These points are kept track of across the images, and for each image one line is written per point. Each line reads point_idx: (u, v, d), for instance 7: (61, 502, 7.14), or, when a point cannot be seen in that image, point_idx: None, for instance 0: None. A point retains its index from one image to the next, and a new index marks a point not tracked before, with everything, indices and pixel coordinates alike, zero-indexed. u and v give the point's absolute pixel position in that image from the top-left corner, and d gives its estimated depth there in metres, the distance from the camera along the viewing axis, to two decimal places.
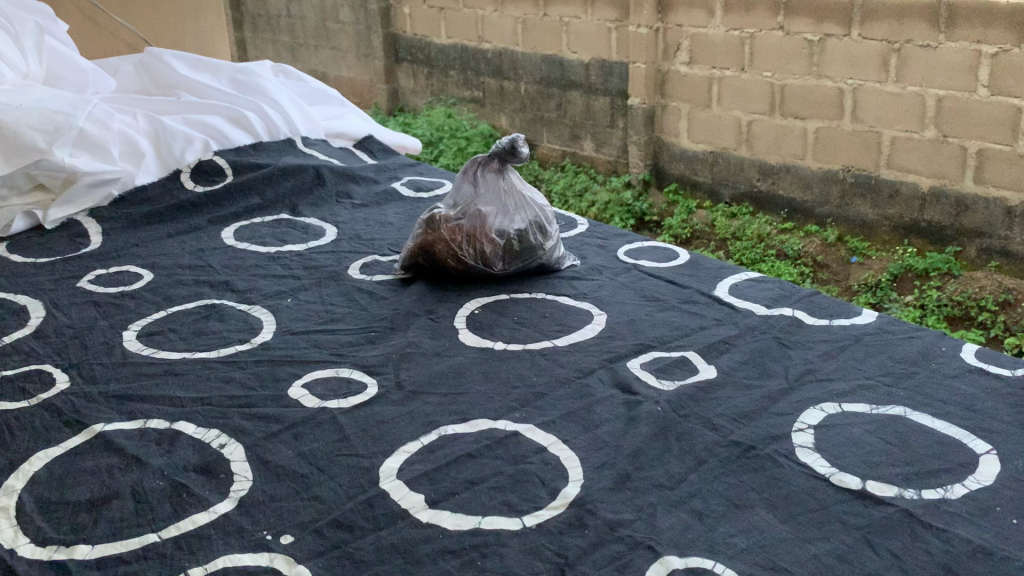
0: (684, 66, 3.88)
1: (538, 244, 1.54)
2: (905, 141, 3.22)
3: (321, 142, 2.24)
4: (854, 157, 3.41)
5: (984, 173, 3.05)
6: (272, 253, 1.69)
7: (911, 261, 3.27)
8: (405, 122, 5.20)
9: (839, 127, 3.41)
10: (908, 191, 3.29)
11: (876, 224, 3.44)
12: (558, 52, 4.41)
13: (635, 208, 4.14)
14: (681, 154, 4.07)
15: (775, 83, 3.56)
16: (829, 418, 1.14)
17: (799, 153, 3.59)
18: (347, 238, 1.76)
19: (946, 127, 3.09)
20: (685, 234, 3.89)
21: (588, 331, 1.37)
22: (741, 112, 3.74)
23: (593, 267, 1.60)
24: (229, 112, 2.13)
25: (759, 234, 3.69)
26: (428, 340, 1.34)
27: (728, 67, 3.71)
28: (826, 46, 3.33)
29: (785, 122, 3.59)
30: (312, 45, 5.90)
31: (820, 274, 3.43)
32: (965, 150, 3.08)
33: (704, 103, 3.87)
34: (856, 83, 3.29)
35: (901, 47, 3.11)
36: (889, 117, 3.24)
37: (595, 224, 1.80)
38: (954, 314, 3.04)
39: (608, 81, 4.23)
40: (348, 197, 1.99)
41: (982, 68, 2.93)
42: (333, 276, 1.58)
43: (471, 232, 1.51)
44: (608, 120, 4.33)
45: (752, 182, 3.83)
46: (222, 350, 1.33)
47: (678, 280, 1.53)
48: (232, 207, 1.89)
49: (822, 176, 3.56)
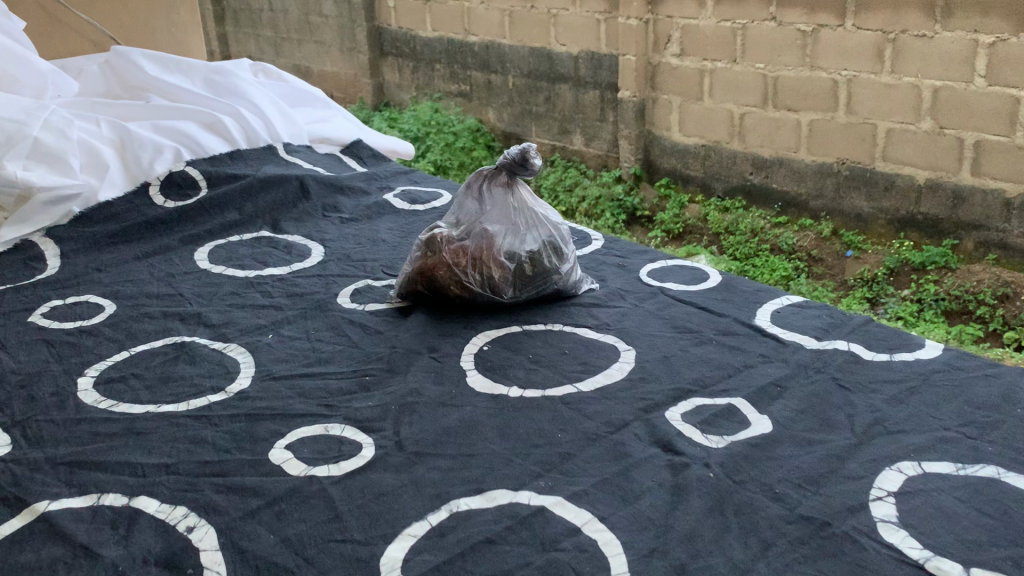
0: (675, 58, 3.70)
1: (551, 268, 1.36)
2: (901, 133, 3.09)
3: (304, 148, 2.05)
4: (847, 149, 3.27)
5: (981, 164, 2.93)
6: (251, 278, 1.50)
7: (906, 254, 3.13)
8: (391, 116, 5.00)
9: (833, 120, 3.26)
10: (904, 183, 3.15)
11: (872, 217, 3.30)
12: (546, 45, 4.22)
13: (627, 203, 3.96)
14: (672, 148, 3.89)
15: (768, 75, 3.39)
16: (910, 483, 0.96)
17: (794, 146, 3.44)
18: (336, 258, 1.58)
19: (943, 118, 2.97)
20: (677, 229, 3.77)
21: (616, 372, 1.18)
22: (733, 105, 3.57)
23: (614, 291, 1.42)
24: (202, 116, 1.94)
25: (752, 228, 3.53)
26: (432, 386, 1.15)
27: (719, 59, 3.54)
28: (820, 37, 3.18)
29: (778, 115, 3.42)
30: (294, 39, 5.69)
31: (814, 268, 3.31)
32: (962, 141, 2.96)
33: (695, 96, 3.69)
34: (850, 74, 3.15)
35: (896, 37, 2.98)
36: (884, 109, 3.10)
37: (613, 240, 1.62)
38: (951, 309, 2.93)
39: (597, 74, 4.05)
40: (336, 210, 1.80)
41: (979, 59, 2.82)
42: (320, 306, 1.40)
43: (476, 256, 1.33)
44: (597, 114, 4.15)
45: (745, 176, 3.67)
46: (192, 401, 1.15)
47: (712, 306, 1.35)
48: (207, 224, 1.70)
49: (817, 169, 3.40)
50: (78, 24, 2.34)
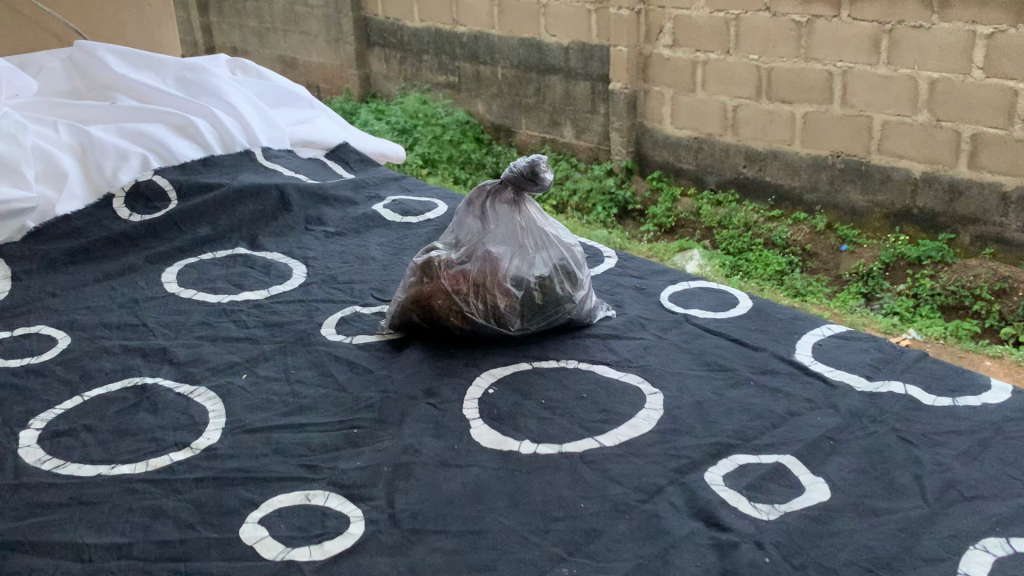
0: (667, 49, 3.55)
1: (563, 296, 1.20)
2: (896, 126, 2.96)
3: (285, 154, 1.88)
4: (842, 143, 3.14)
5: (978, 158, 2.81)
6: (224, 305, 1.34)
7: (902, 248, 3.03)
8: (378, 108, 4.82)
9: (828, 112, 3.13)
10: (899, 177, 3.03)
11: (868, 211, 3.16)
12: (536, 35, 4.05)
13: (618, 197, 3.83)
14: (664, 140, 3.74)
15: (762, 66, 3.25)
16: (1000, 566, 0.81)
17: (787, 139, 3.29)
18: (320, 280, 1.42)
19: (940, 110, 2.84)
20: (670, 223, 3.65)
21: (643, 422, 1.03)
22: (726, 97, 3.42)
23: (633, 319, 1.26)
24: (174, 118, 1.77)
25: (745, 222, 3.43)
26: (431, 441, 1.00)
27: (712, 50, 3.39)
28: (815, 28, 3.04)
29: (773, 107, 3.28)
30: (279, 29, 5.50)
31: (809, 262, 3.21)
32: (959, 134, 2.83)
33: (687, 87, 3.54)
34: (845, 65, 3.02)
35: (893, 27, 2.85)
36: (880, 101, 2.97)
37: (628, 258, 1.46)
38: (947, 304, 2.83)
39: (588, 65, 3.89)
40: (320, 222, 1.64)
41: (977, 50, 2.69)
42: (302, 338, 1.24)
43: (478, 283, 1.18)
44: (588, 106, 3.98)
45: (738, 169, 3.52)
46: (151, 461, 0.99)
47: (745, 339, 1.20)
48: (176, 240, 1.54)
49: (811, 162, 3.26)
50: (38, 16, 2.15)
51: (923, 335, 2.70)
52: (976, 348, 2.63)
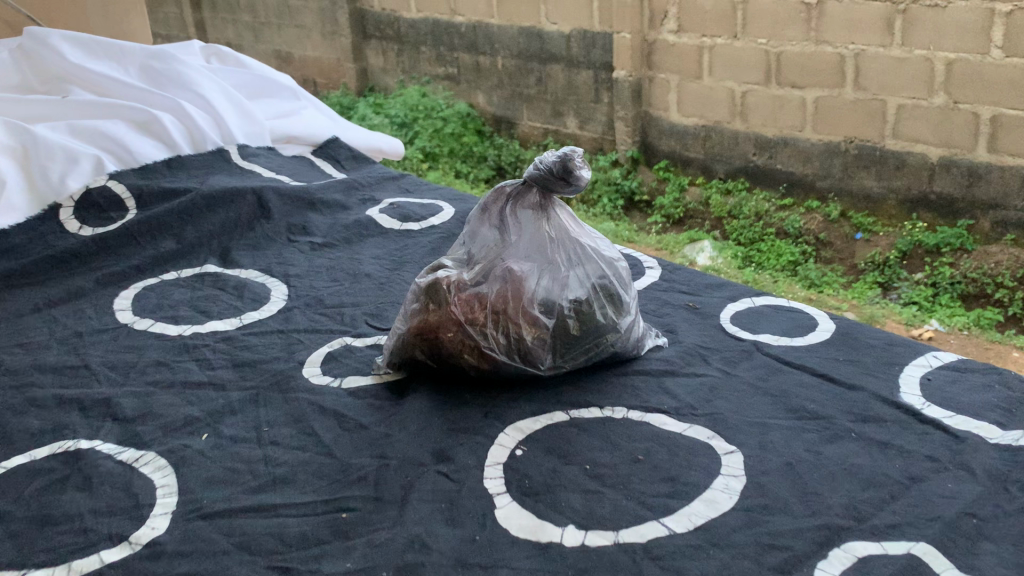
0: (672, 35, 3.29)
1: (605, 324, 0.96)
2: (912, 109, 2.73)
3: (265, 152, 1.64)
4: (856, 128, 2.90)
5: (999, 142, 2.59)
6: (187, 339, 1.09)
7: (920, 234, 2.81)
8: (375, 102, 4.57)
9: (840, 97, 2.89)
10: (916, 162, 2.80)
11: (883, 197, 2.93)
12: (537, 23, 3.79)
13: (624, 187, 3.58)
14: (670, 129, 3.48)
15: (770, 51, 3.01)
16: None
17: (798, 125, 3.05)
18: (304, 303, 1.17)
19: (957, 92, 2.61)
20: (678, 214, 3.42)
21: (722, 497, 0.79)
22: (734, 83, 3.17)
23: (689, 349, 1.02)
24: (134, 113, 1.52)
25: (756, 212, 3.19)
26: (445, 530, 0.75)
27: (719, 34, 3.14)
28: (825, 9, 2.80)
29: (782, 92, 3.04)
30: (274, 24, 5.24)
31: (823, 252, 3.01)
32: (977, 116, 2.61)
33: (693, 73, 3.28)
34: (857, 48, 2.78)
35: (906, 7, 2.62)
36: (895, 84, 2.74)
37: (674, 269, 1.22)
38: (968, 292, 2.68)
39: (590, 53, 3.63)
40: (304, 231, 1.39)
41: (996, 28, 2.47)
42: (281, 382, 0.99)
43: (497, 310, 0.93)
44: (591, 95, 3.72)
45: (748, 157, 3.27)
46: (75, 563, 0.74)
47: (834, 376, 0.96)
48: (135, 257, 1.30)
49: (823, 149, 3.02)
50: None
51: (947, 326, 2.55)
52: (1002, 339, 2.48)
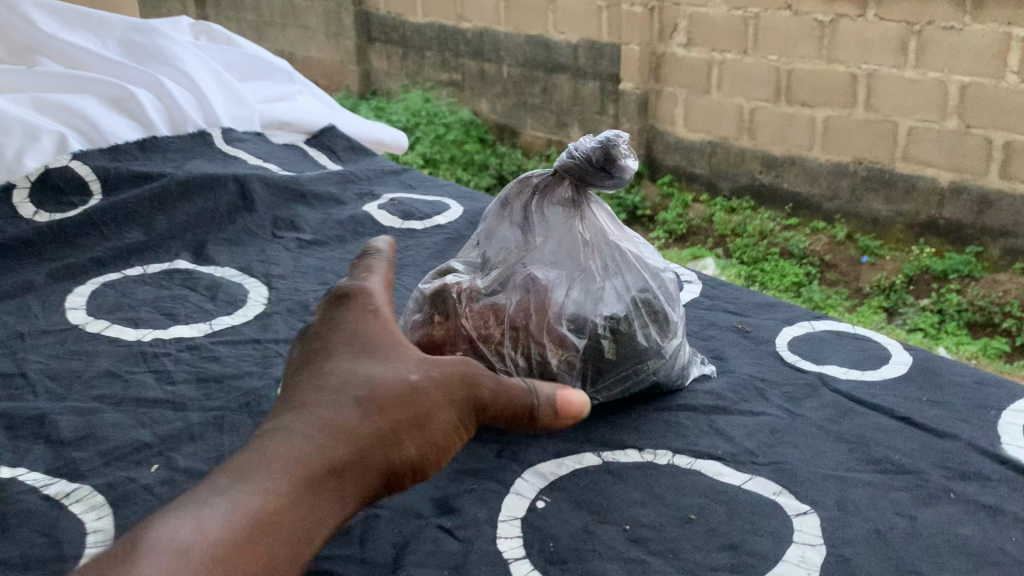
0: (681, 49, 3.16)
1: (645, 347, 0.79)
2: (923, 132, 2.61)
3: (253, 138, 1.48)
4: (866, 149, 2.76)
5: (1011, 169, 2.47)
6: (146, 346, 0.93)
7: (926, 260, 2.68)
8: (377, 106, 4.41)
9: (851, 118, 2.76)
10: (926, 187, 2.67)
11: (891, 221, 2.79)
12: (543, 32, 3.64)
13: (626, 201, 3.38)
14: (676, 145, 3.32)
15: (781, 68, 2.88)
16: None
17: (807, 144, 2.91)
18: (286, 309, 1.01)
19: (970, 116, 2.50)
20: (681, 230, 3.21)
21: (798, 572, 0.62)
22: (743, 99, 3.03)
23: (740, 381, 0.85)
24: (107, 88, 1.36)
25: (761, 231, 3.02)
26: None
27: (729, 49, 3.01)
28: (839, 28, 2.68)
29: (792, 110, 2.90)
30: (276, 24, 5.08)
31: (828, 274, 2.84)
32: (991, 141, 2.49)
33: (701, 88, 3.14)
34: (870, 67, 2.66)
35: (922, 28, 2.51)
36: (907, 104, 2.61)
37: (715, 286, 1.06)
38: (975, 321, 2.54)
39: (597, 64, 3.47)
40: (292, 226, 1.23)
41: (1012, 53, 2.36)
42: (253, 404, 0.82)
43: (517, 327, 0.77)
44: (596, 107, 3.57)
45: (754, 175, 3.11)
46: None
47: (919, 420, 0.79)
48: (96, 248, 1.13)
49: (831, 169, 2.88)
50: None
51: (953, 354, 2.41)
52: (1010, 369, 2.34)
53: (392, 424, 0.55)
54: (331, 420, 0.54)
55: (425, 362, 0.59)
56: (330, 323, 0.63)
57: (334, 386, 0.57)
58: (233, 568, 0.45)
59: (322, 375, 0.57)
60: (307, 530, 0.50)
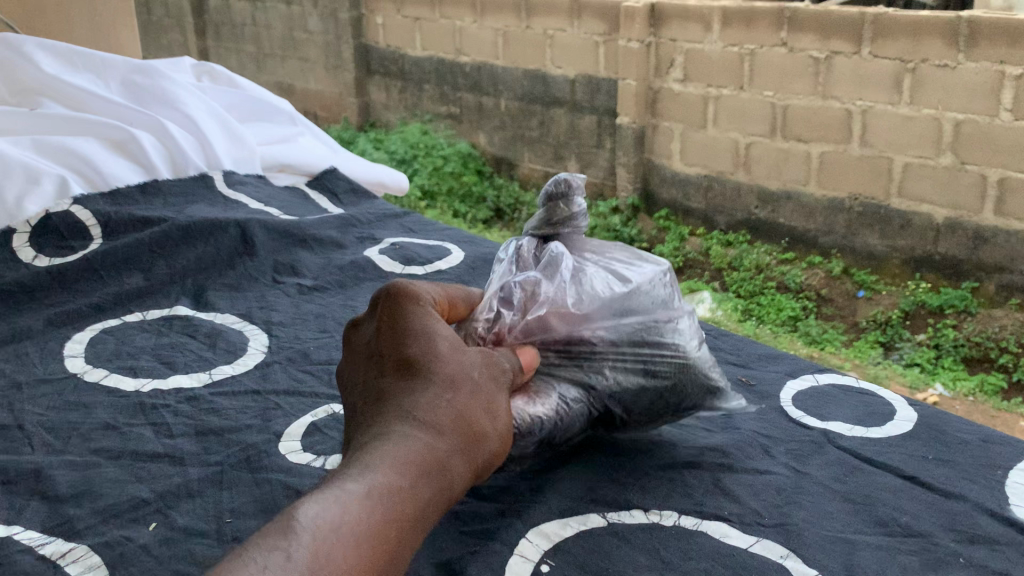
0: (678, 84, 3.18)
1: (660, 311, 0.83)
2: (919, 168, 2.61)
3: (254, 180, 1.48)
4: (862, 185, 2.77)
5: (1006, 205, 2.47)
6: (145, 397, 0.92)
7: (922, 295, 2.68)
8: (376, 138, 4.43)
9: (846, 153, 2.77)
10: (922, 223, 2.67)
11: (886, 255, 2.80)
12: (541, 67, 3.67)
13: (624, 233, 3.39)
14: (672, 178, 3.33)
15: (777, 104, 2.89)
16: None
17: (803, 180, 2.92)
18: (286, 357, 1.00)
19: (965, 152, 2.51)
20: (677, 264, 3.21)
21: None
22: (739, 134, 3.04)
23: (745, 437, 0.85)
24: (111, 131, 1.36)
25: (757, 264, 3.02)
26: None
27: (725, 85, 3.03)
28: (834, 65, 2.71)
29: (788, 145, 2.91)
30: (277, 56, 5.11)
31: (824, 309, 2.84)
32: (985, 178, 2.49)
33: (698, 124, 3.16)
34: (865, 104, 2.67)
35: (916, 66, 2.53)
36: (902, 141, 2.63)
37: (719, 336, 1.06)
38: (972, 356, 2.52)
39: (595, 99, 3.49)
40: (292, 271, 1.22)
41: (1005, 91, 2.38)
42: (253, 458, 0.81)
43: (532, 325, 0.80)
44: (594, 140, 3.58)
45: (750, 210, 3.12)
46: None
47: (927, 480, 0.79)
48: (95, 293, 1.12)
49: (827, 204, 2.89)
50: None
51: (952, 391, 2.39)
52: (1009, 408, 2.33)
53: (475, 430, 0.64)
54: (429, 425, 0.63)
55: (489, 375, 0.69)
56: (405, 324, 0.70)
57: (425, 393, 0.65)
58: (373, 538, 0.55)
59: (408, 381, 0.66)
60: (423, 514, 0.59)
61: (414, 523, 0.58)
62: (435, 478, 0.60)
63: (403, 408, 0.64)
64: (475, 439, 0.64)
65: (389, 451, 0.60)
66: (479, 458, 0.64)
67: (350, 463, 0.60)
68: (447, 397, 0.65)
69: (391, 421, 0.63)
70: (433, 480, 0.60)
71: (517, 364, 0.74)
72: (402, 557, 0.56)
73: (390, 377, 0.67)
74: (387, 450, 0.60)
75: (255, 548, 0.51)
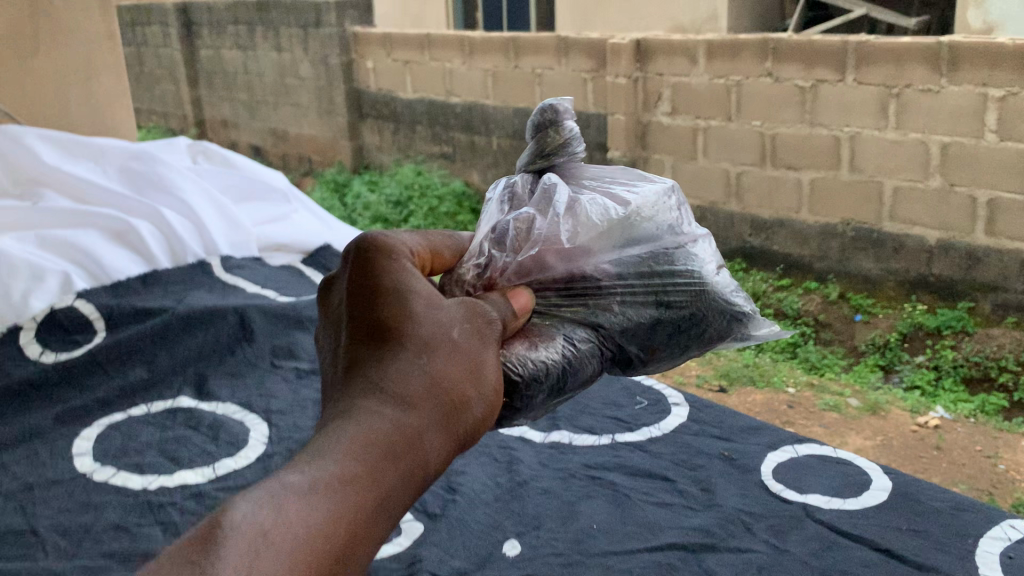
0: (667, 117, 3.24)
1: (672, 234, 0.75)
2: (909, 191, 2.67)
3: (252, 262, 1.52)
4: (854, 209, 2.82)
5: (997, 225, 2.52)
6: (152, 495, 0.96)
7: (920, 317, 2.69)
8: (370, 181, 4.48)
9: (836, 179, 2.82)
10: (915, 245, 2.72)
11: (881, 279, 2.84)
12: (531, 105, 3.73)
13: None
14: None
15: (766, 133, 2.95)
16: None
17: (795, 207, 2.96)
18: (286, 448, 1.04)
19: (954, 174, 2.56)
20: None
21: None
22: (729, 163, 3.09)
23: (727, 515, 0.88)
24: (112, 223, 1.41)
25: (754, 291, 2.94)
26: None
27: (713, 116, 3.09)
28: (820, 93, 2.77)
29: (778, 173, 2.96)
30: (270, 103, 5.19)
31: (823, 334, 2.79)
32: (975, 200, 2.55)
33: (688, 155, 3.22)
34: (853, 130, 2.73)
35: (900, 91, 2.60)
36: (891, 165, 2.68)
37: (703, 410, 1.10)
38: (971, 376, 2.50)
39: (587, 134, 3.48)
40: (290, 355, 1.27)
41: (989, 113, 2.44)
42: None
43: (526, 263, 0.70)
44: None
45: (744, 238, 3.13)
46: None
47: (900, 552, 0.82)
48: (100, 387, 1.16)
49: (820, 230, 2.92)
50: None
51: (953, 414, 2.34)
52: (1009, 427, 2.28)
53: (450, 399, 0.58)
54: (396, 397, 0.57)
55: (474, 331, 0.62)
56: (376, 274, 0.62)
57: (398, 359, 0.58)
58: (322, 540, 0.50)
59: (378, 346, 0.59)
60: (389, 501, 0.54)
61: (378, 512, 0.53)
62: (404, 461, 0.55)
63: (368, 379, 0.58)
64: (453, 409, 0.58)
65: (350, 432, 0.55)
66: (461, 428, 0.58)
67: (309, 445, 0.55)
68: (421, 367, 0.58)
69: (356, 395, 0.57)
70: (402, 461, 0.55)
71: (509, 310, 0.66)
72: (363, 553, 0.52)
73: (358, 339, 0.60)
74: (348, 430, 0.55)
75: (183, 550, 0.48)
